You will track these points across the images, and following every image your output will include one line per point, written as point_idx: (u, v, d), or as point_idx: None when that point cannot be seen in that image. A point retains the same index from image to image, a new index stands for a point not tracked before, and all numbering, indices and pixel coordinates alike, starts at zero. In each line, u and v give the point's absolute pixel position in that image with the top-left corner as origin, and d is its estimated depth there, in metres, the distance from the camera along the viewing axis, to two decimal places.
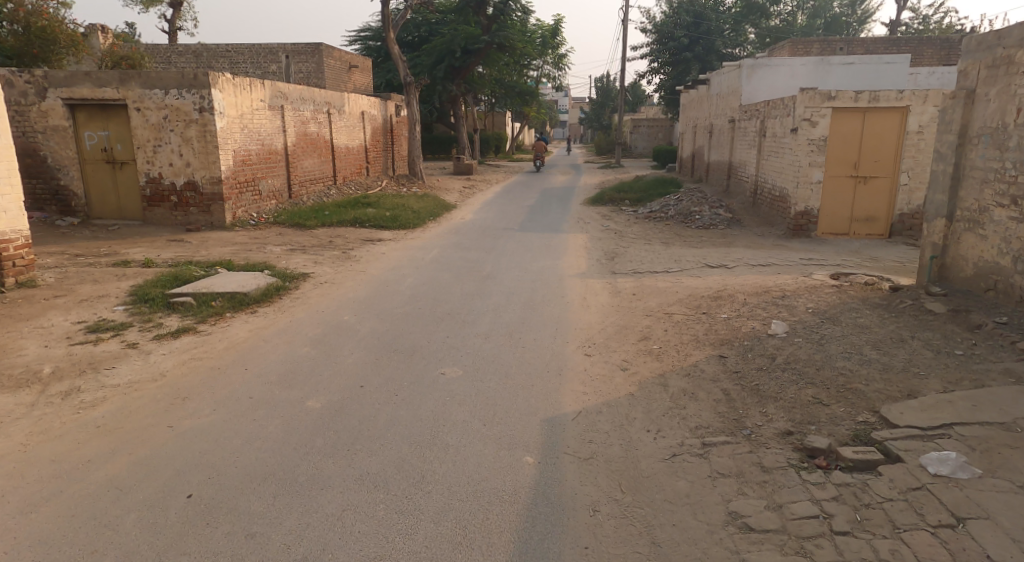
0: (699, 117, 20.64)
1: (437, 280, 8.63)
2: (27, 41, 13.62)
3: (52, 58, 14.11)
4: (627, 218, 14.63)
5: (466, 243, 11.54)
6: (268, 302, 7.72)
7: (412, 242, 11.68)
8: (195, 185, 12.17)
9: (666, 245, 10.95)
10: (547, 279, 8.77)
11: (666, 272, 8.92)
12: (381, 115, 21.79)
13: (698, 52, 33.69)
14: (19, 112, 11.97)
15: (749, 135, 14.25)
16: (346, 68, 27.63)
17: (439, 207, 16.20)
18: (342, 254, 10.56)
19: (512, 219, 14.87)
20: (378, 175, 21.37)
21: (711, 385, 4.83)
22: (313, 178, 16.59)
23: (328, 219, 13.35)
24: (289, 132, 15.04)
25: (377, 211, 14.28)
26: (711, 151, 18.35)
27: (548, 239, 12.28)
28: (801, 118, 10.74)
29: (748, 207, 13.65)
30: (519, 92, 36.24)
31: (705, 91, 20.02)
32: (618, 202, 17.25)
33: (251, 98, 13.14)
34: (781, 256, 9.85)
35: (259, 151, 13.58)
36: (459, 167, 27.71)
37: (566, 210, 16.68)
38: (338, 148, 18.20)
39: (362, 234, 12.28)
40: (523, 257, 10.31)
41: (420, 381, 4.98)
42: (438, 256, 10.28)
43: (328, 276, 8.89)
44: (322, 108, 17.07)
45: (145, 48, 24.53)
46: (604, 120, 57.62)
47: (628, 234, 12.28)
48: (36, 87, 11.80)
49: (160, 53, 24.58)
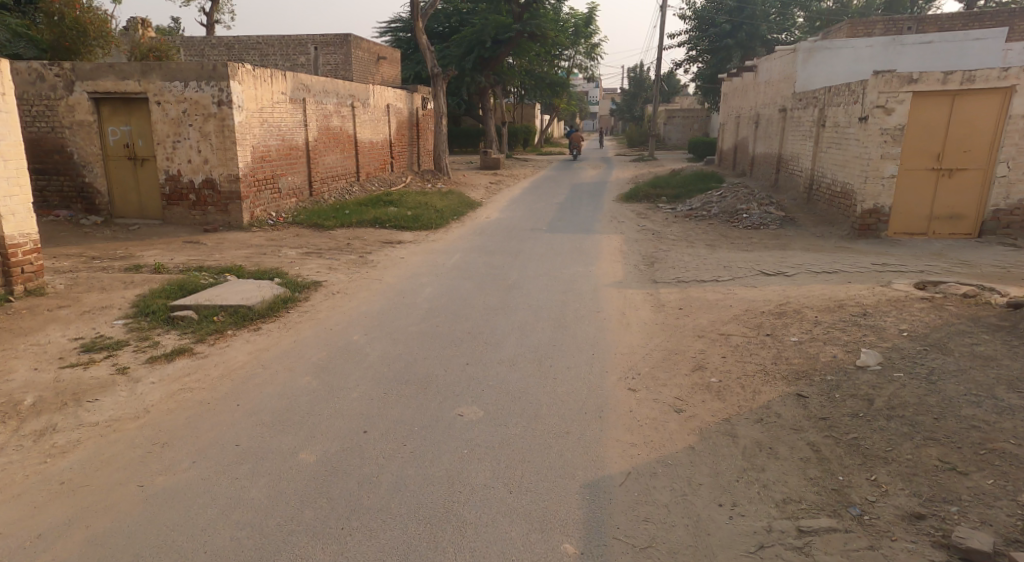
0: (743, 107, 19.48)
1: (458, 290, 7.81)
2: (60, 32, 12.93)
3: (83, 52, 13.33)
4: (666, 217, 13.64)
5: (493, 246, 10.73)
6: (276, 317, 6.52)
7: (437, 246, 10.93)
8: (213, 183, 11.55)
9: (713, 248, 9.97)
10: (582, 288, 7.90)
11: (718, 280, 7.97)
12: (407, 108, 21.06)
13: (740, 39, 32.29)
14: (49, 107, 11.36)
15: (803, 125, 13.14)
16: (375, 59, 26.96)
17: (467, 205, 15.40)
18: (362, 259, 9.83)
19: (543, 218, 14.00)
20: (402, 170, 20.67)
21: (792, 437, 3.89)
22: (336, 175, 15.95)
23: (349, 218, 12.67)
24: (311, 126, 14.38)
25: (400, 210, 13.55)
26: (757, 143, 17.21)
27: (582, 241, 11.39)
28: (874, 105, 9.65)
29: (801, 204, 12.55)
30: (551, 83, 35.23)
31: (750, 80, 18.85)
32: (655, 198, 16.23)
33: (271, 91, 12.49)
34: (847, 261, 8.80)
35: (279, 146, 12.94)
36: (487, 162, 26.88)
37: (601, 208, 15.72)
38: (362, 143, 17.52)
39: (385, 237, 11.55)
40: (556, 263, 9.45)
41: (432, 426, 4.15)
42: (464, 262, 9.49)
43: (343, 285, 8.14)
44: (347, 100, 16.40)
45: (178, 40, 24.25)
46: (637, 112, 56.22)
47: (670, 235, 11.28)
48: (65, 80, 11.17)
49: (191, 44, 24.22)
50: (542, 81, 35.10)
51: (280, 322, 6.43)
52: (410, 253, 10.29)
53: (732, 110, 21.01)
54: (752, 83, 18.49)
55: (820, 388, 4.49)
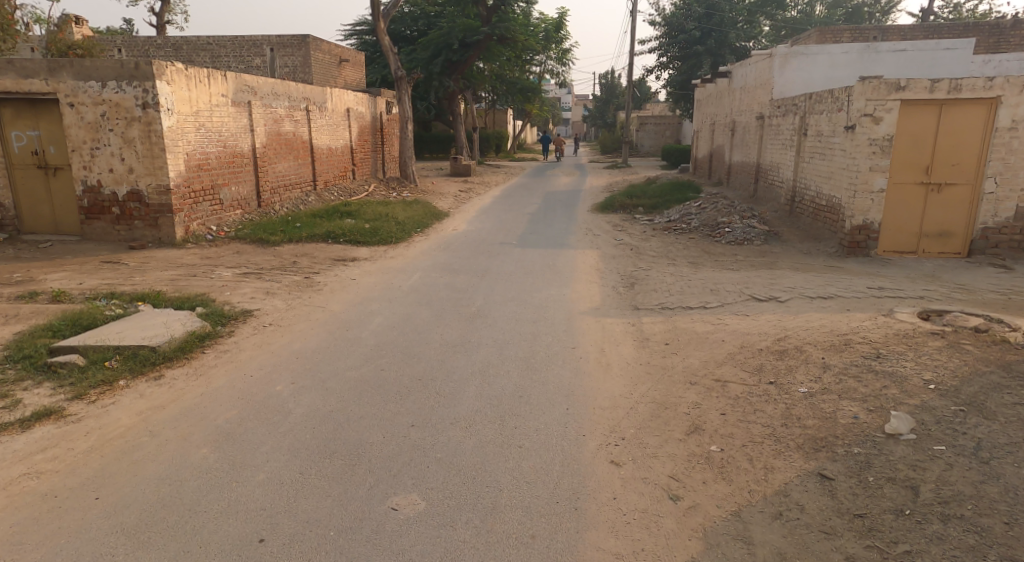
0: (718, 114, 18.75)
1: (410, 320, 6.81)
2: None
3: None
4: (643, 229, 12.81)
5: (452, 263, 9.72)
6: (184, 363, 5.53)
7: (393, 262, 9.87)
8: (140, 195, 10.47)
9: (694, 267, 9.12)
10: (554, 317, 6.92)
11: (704, 306, 7.07)
12: (369, 113, 19.98)
13: (711, 46, 31.72)
14: None
15: (783, 134, 12.40)
16: (336, 62, 25.86)
17: (430, 215, 14.35)
18: (306, 280, 8.77)
19: (511, 230, 13.05)
20: (365, 177, 19.56)
21: (825, 549, 3.00)
22: (288, 184, 14.83)
23: (297, 233, 11.54)
24: (258, 132, 13.37)
25: (355, 223, 12.45)
26: (734, 151, 16.46)
27: (552, 257, 10.46)
28: (862, 113, 8.94)
29: (784, 216, 11.79)
30: (521, 88, 34.38)
31: (726, 85, 18.11)
32: (630, 209, 15.38)
33: (209, 93, 11.54)
34: (842, 282, 8.00)
35: (220, 154, 11.95)
36: (456, 168, 25.88)
37: (574, 219, 14.81)
38: (319, 149, 16.42)
39: (336, 253, 10.46)
40: (523, 284, 8.47)
41: (353, 532, 3.19)
42: (420, 283, 8.48)
43: (277, 315, 7.09)
44: (301, 105, 15.37)
45: (122, 41, 22.88)
46: (609, 118, 55.78)
47: (648, 251, 10.42)
48: None
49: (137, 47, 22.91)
50: (513, 86, 34.26)
51: (189, 370, 5.40)
52: (358, 272, 9.22)
53: (707, 116, 20.27)
54: (728, 88, 17.75)
55: (844, 466, 3.59)
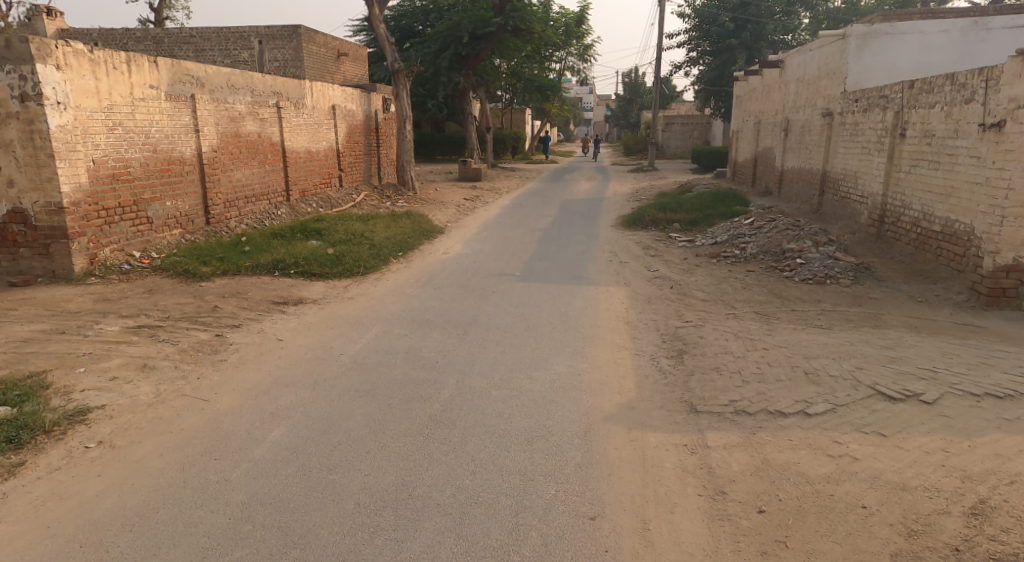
0: (766, 112, 15.88)
1: (324, 435, 4.25)
2: None
3: None
4: (683, 254, 10.14)
5: (426, 308, 7.12)
6: None
7: (347, 308, 7.31)
8: (24, 216, 8.36)
9: (766, 323, 6.41)
10: (558, 431, 4.25)
11: (806, 411, 4.35)
12: (361, 111, 17.35)
13: (746, 39, 28.82)
14: None
15: (864, 135, 9.62)
16: (334, 56, 23.47)
17: (419, 233, 11.74)
18: (217, 342, 6.30)
19: (517, 254, 10.43)
20: (355, 183, 16.98)
21: None
22: (250, 195, 12.37)
23: (241, 260, 9.06)
24: (207, 131, 11.09)
25: (318, 244, 9.92)
26: (789, 155, 13.65)
27: (562, 296, 7.82)
28: (1019, 104, 6.21)
29: (871, 241, 8.99)
30: (539, 86, 31.60)
31: (775, 77, 15.26)
32: (664, 224, 12.69)
33: (129, 84, 9.34)
34: (1004, 357, 5.25)
35: (146, 160, 9.75)
36: (466, 172, 23.32)
37: (596, 238, 12.14)
38: (295, 153, 13.93)
39: (279, 292, 7.93)
40: (522, 348, 5.84)
41: None
42: (370, 347, 5.89)
43: (124, 421, 4.53)
44: (270, 101, 12.93)
45: (99, 34, 20.72)
46: (633, 118, 53.12)
47: (695, 292, 7.73)
48: None
49: (114, 39, 20.63)
50: (530, 84, 31.54)
51: None
52: (291, 327, 6.66)
53: (751, 114, 17.42)
54: (779, 81, 14.92)
55: None
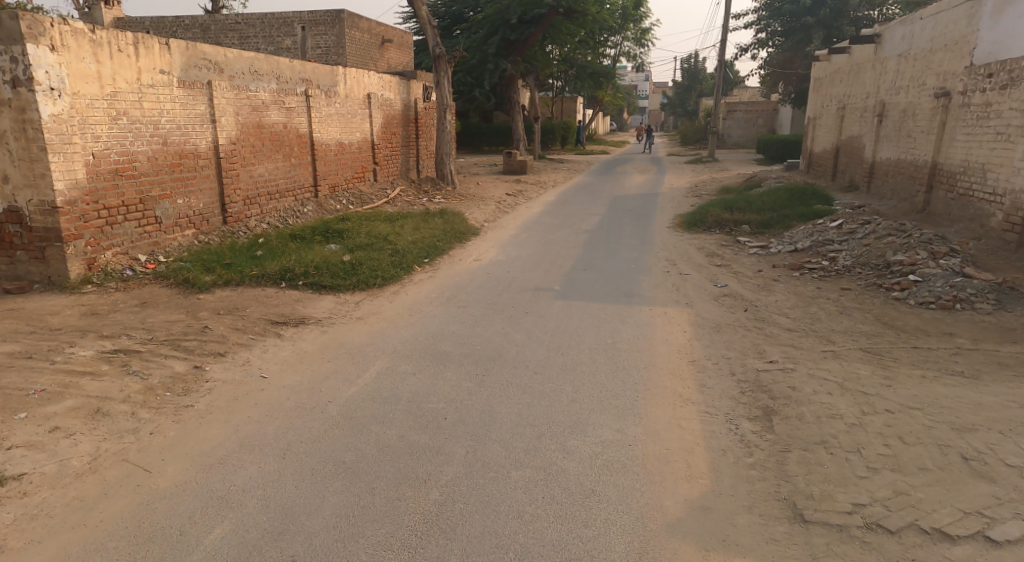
0: (853, 95, 14.02)
1: (275, 545, 3.12)
2: None
3: None
4: (756, 264, 8.69)
5: (444, 335, 5.96)
6: None
7: (353, 330, 6.19)
8: (18, 215, 7.39)
9: (883, 369, 4.96)
10: (599, 554, 3.02)
11: (986, 536, 2.97)
12: (399, 99, 16.15)
13: (824, 17, 26.27)
14: None
15: (1002, 117, 8.00)
16: (378, 42, 22.43)
17: (451, 236, 10.58)
18: (195, 377, 5.21)
19: (559, 261, 9.16)
20: (390, 177, 15.86)
21: None
22: (273, 192, 11.23)
23: (251, 265, 8.06)
24: (227, 121, 9.92)
25: (338, 248, 8.87)
26: (885, 145, 11.87)
27: (607, 319, 6.54)
28: None
29: (1000, 251, 7.45)
30: (593, 73, 29.88)
31: (867, 55, 13.39)
32: (731, 226, 11.19)
33: (137, 68, 8.23)
34: None
35: (155, 154, 8.60)
36: (511, 165, 22.07)
37: (651, 242, 10.72)
38: (325, 146, 12.76)
39: (278, 308, 6.83)
40: (557, 400, 4.57)
41: None
42: (368, 391, 4.74)
43: (35, 504, 3.49)
44: (297, 89, 11.71)
45: (151, 22, 20.30)
46: (691, 106, 50.91)
47: (778, 319, 6.31)
48: None
49: (164, 27, 20.23)
50: (584, 70, 29.82)
51: None
52: (280, 358, 5.55)
53: (833, 98, 15.53)
54: (873, 59, 13.04)
55: None
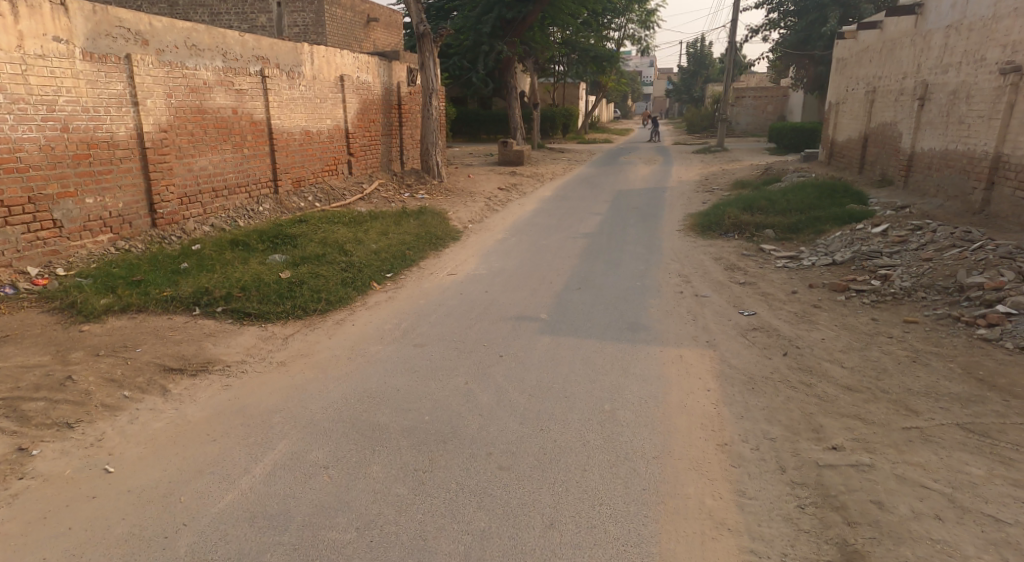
0: (888, 76, 12.37)
1: None
2: None
3: None
4: (786, 282, 7.14)
5: (383, 393, 4.48)
6: None
7: (271, 384, 4.68)
8: None
9: (1005, 471, 3.47)
10: None
11: None
12: (379, 83, 14.54)
13: None
14: None
15: None
16: (363, 21, 20.74)
17: (424, 242, 9.06)
18: (10, 469, 3.56)
19: (549, 278, 7.63)
20: (369, 170, 14.31)
21: None
22: (220, 187, 9.65)
23: (167, 280, 6.51)
24: (157, 103, 8.39)
25: (282, 260, 7.37)
26: (929, 134, 10.42)
27: (599, 365, 5.00)
28: None
29: None
30: (596, 56, 27.95)
31: (904, 30, 11.78)
32: (753, 231, 9.62)
33: (19, 33, 6.66)
34: None
35: (49, 141, 7.01)
36: (505, 155, 20.47)
37: (660, 250, 9.18)
38: (288, 135, 11.18)
39: (180, 347, 5.23)
40: (526, 526, 3.09)
41: None
42: (249, 500, 3.26)
43: None
44: (251, 68, 10.09)
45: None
46: (697, 93, 49.19)
47: (832, 371, 4.76)
48: None
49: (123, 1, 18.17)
50: (587, 54, 27.75)
51: None
52: (144, 434, 3.94)
53: (862, 80, 13.85)
54: (913, 33, 11.40)
55: None
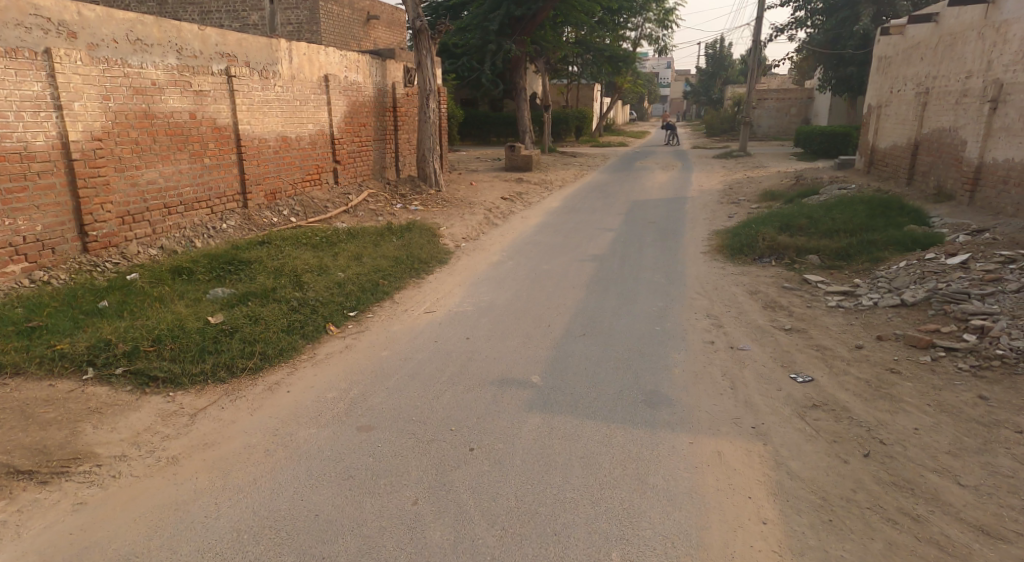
0: (945, 74, 10.82)
1: None
2: None
3: None
4: (850, 333, 5.74)
5: (292, 519, 3.20)
6: None
7: (143, 502, 3.36)
8: None
9: None
10: None
11: None
12: (372, 83, 13.25)
13: None
14: None
15: None
16: (362, 19, 19.46)
17: (403, 267, 7.75)
18: None
19: (549, 320, 6.22)
20: (358, 178, 12.99)
21: None
22: (175, 203, 8.39)
23: (72, 327, 5.17)
24: (90, 108, 7.12)
25: (221, 297, 6.08)
26: (1005, 142, 9.00)
27: (601, 467, 3.63)
28: None
29: None
30: (611, 56, 26.33)
31: (966, 23, 10.29)
32: (793, 257, 8.20)
33: None
34: None
35: None
36: (513, 160, 19.14)
37: (682, 279, 7.77)
38: (259, 142, 9.87)
39: (46, 432, 3.86)
40: None
41: None
42: None
43: None
44: (215, 66, 8.84)
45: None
46: (716, 94, 47.57)
47: (945, 492, 3.40)
48: None
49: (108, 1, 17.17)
50: (602, 54, 26.08)
51: None
52: None
53: (911, 80, 12.25)
54: (981, 25, 9.84)
55: None
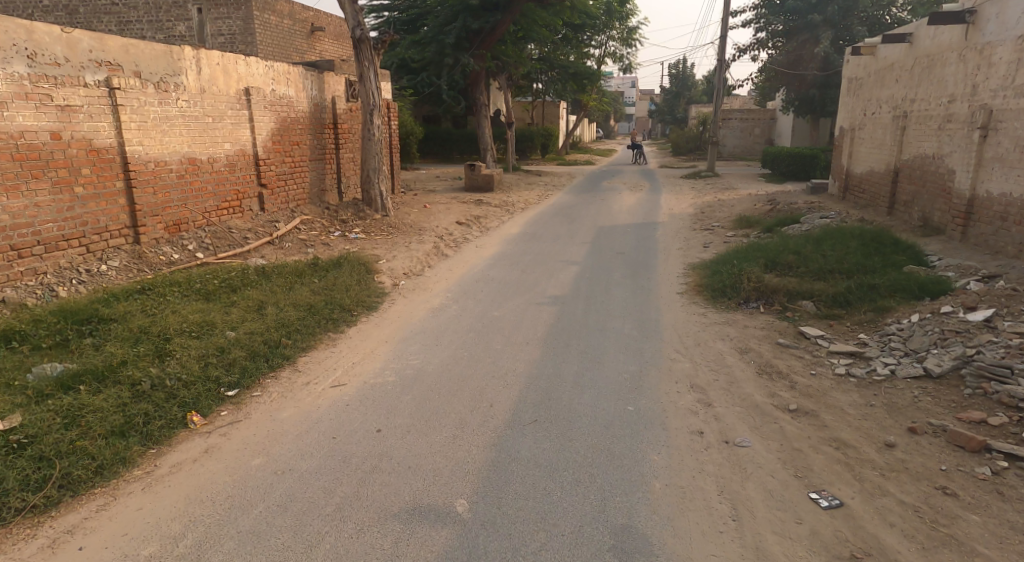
0: (924, 98, 9.84)
1: None
2: None
3: None
4: (873, 420, 4.44)
5: None
6: None
7: None
8: None
9: None
10: None
11: None
12: (307, 96, 11.80)
13: (832, 14, 22.42)
14: None
15: None
16: (305, 31, 18.05)
17: (315, 319, 6.25)
18: None
19: (491, 397, 4.79)
20: (290, 204, 11.45)
21: None
22: (28, 245, 6.82)
23: None
24: None
25: (45, 377, 4.52)
26: (997, 174, 7.97)
27: None
28: None
29: None
30: (575, 73, 25.27)
31: (945, 44, 9.31)
32: (784, 302, 6.95)
33: None
34: None
35: None
36: (473, 180, 17.84)
37: (656, 329, 6.44)
38: (156, 165, 8.32)
39: None
40: None
41: None
42: None
43: None
44: (89, 76, 7.33)
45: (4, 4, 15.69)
46: (681, 114, 47.04)
47: None
48: None
49: (20, 8, 15.57)
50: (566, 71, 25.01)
51: None
52: None
53: (886, 103, 11.29)
54: (961, 47, 8.89)
55: None
